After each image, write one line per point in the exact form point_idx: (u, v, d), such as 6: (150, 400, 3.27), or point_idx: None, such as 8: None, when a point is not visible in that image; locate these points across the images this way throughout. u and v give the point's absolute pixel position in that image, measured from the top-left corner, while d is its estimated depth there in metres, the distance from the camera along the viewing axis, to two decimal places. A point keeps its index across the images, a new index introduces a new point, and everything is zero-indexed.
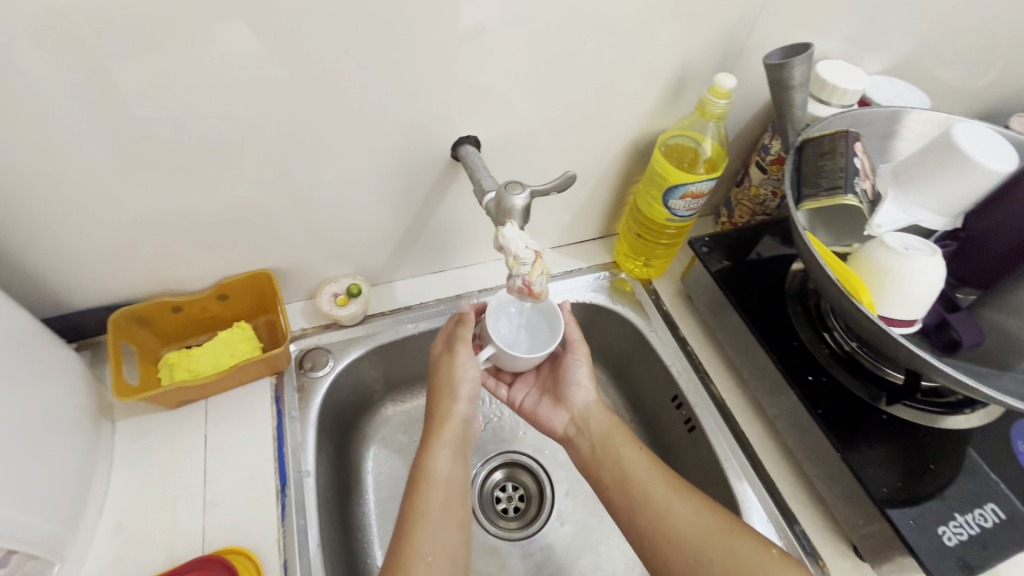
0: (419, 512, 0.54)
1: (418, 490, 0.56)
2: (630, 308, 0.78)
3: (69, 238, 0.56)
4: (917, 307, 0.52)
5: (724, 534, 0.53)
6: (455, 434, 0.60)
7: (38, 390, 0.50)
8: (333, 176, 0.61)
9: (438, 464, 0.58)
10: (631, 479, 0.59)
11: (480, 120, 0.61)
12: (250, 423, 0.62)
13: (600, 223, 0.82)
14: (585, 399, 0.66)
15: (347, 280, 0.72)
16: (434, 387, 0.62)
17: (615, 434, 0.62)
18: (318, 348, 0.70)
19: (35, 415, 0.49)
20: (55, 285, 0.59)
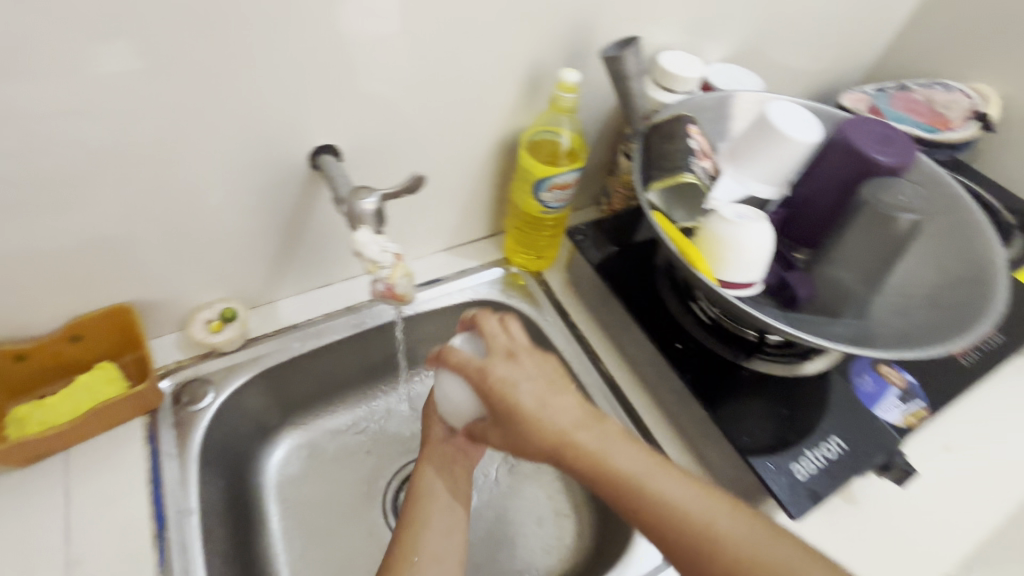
0: (413, 528, 0.59)
1: (411, 504, 0.61)
2: (522, 301, 0.80)
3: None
4: (749, 271, 0.57)
5: (755, 544, 0.44)
6: (441, 458, 0.64)
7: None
8: (186, 196, 0.58)
9: (433, 487, 0.62)
10: (638, 489, 0.47)
11: (340, 126, 0.60)
12: (120, 470, 0.58)
13: (487, 222, 0.83)
14: (562, 417, 0.50)
15: (220, 304, 0.69)
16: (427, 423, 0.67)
17: (596, 439, 0.49)
18: (197, 380, 0.66)
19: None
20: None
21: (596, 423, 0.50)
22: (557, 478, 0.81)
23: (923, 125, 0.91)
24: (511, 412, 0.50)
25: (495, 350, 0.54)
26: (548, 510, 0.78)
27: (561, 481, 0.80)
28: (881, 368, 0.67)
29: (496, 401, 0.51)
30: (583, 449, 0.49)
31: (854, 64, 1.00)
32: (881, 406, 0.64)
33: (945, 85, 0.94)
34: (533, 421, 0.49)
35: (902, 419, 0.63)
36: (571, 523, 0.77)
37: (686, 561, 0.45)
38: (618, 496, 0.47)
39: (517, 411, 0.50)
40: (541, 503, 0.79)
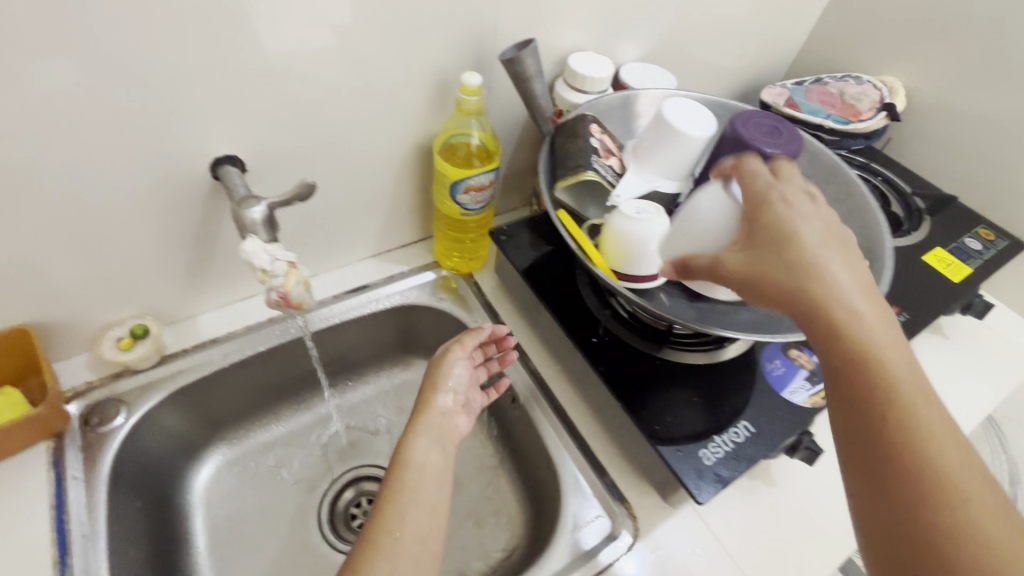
0: (400, 506, 0.51)
1: (394, 475, 0.54)
2: (451, 303, 0.81)
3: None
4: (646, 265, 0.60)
5: (924, 411, 0.39)
6: (436, 425, 0.59)
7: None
8: (81, 214, 0.56)
9: (423, 467, 0.55)
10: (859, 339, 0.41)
11: (241, 136, 0.59)
12: (21, 498, 0.56)
13: (415, 227, 0.83)
14: (835, 267, 0.43)
15: (131, 321, 0.67)
16: (423, 392, 0.63)
17: (832, 275, 0.43)
18: (109, 400, 0.64)
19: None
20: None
21: (859, 281, 0.43)
22: None
23: (835, 117, 0.95)
24: (771, 236, 0.45)
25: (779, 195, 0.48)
26: None
27: None
28: (791, 352, 0.70)
29: (756, 233, 0.47)
30: (811, 279, 0.43)
31: (775, 59, 1.03)
32: (788, 389, 0.66)
33: (857, 78, 0.98)
34: (801, 251, 0.44)
35: (809, 400, 0.65)
36: None
37: (849, 409, 0.41)
38: (834, 343, 0.42)
39: (789, 241, 0.44)
40: None
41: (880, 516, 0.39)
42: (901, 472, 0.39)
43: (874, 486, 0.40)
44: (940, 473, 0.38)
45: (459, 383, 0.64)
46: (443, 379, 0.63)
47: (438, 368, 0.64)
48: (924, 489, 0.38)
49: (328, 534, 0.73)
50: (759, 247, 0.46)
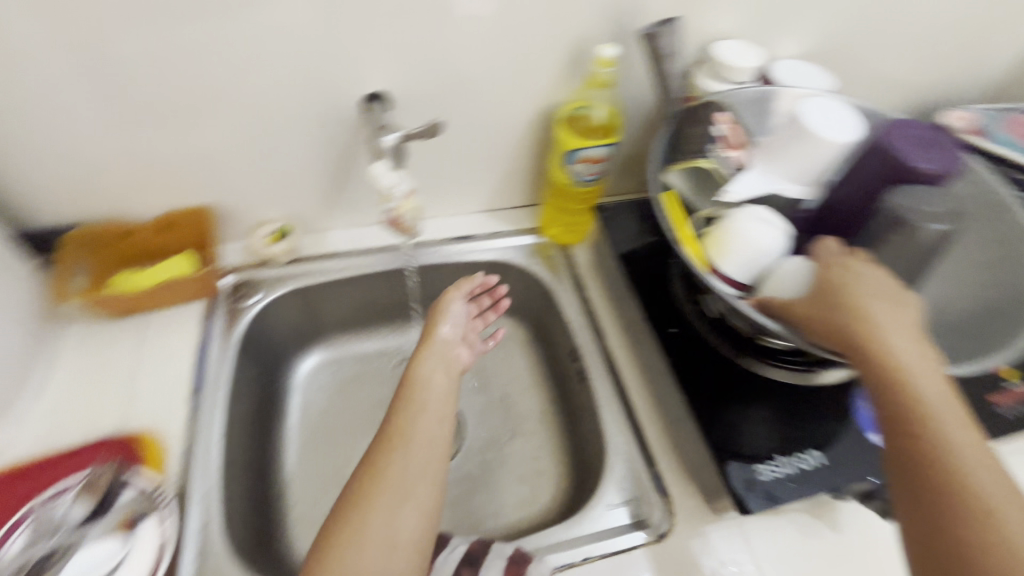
0: (405, 419, 0.57)
1: (405, 389, 0.60)
2: (543, 270, 0.84)
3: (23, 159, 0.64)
4: (746, 265, 0.58)
5: (970, 462, 0.41)
6: (439, 352, 0.64)
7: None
8: (263, 122, 0.68)
9: (423, 389, 0.60)
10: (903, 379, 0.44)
11: (394, 75, 0.67)
12: (177, 338, 0.70)
13: (526, 192, 0.87)
14: (883, 317, 0.48)
15: (279, 221, 0.79)
16: (428, 323, 0.67)
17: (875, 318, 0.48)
18: (252, 282, 0.77)
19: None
20: (11, 201, 0.67)
21: (908, 339, 0.47)
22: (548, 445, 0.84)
23: None
24: (831, 288, 0.51)
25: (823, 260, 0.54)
26: (531, 470, 0.81)
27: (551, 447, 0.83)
28: None
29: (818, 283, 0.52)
30: (862, 327, 0.47)
31: (970, 83, 0.89)
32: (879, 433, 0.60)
33: None
34: (851, 298, 0.49)
35: None
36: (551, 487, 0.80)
37: (894, 455, 0.43)
38: (880, 384, 0.45)
39: (843, 293, 0.50)
40: (526, 463, 0.82)
41: (928, 546, 0.40)
42: (936, 493, 0.40)
43: (916, 530, 0.41)
44: (987, 515, 0.39)
45: (462, 317, 0.68)
46: (448, 310, 0.68)
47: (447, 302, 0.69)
48: (969, 522, 0.39)
49: None
50: (821, 295, 0.51)
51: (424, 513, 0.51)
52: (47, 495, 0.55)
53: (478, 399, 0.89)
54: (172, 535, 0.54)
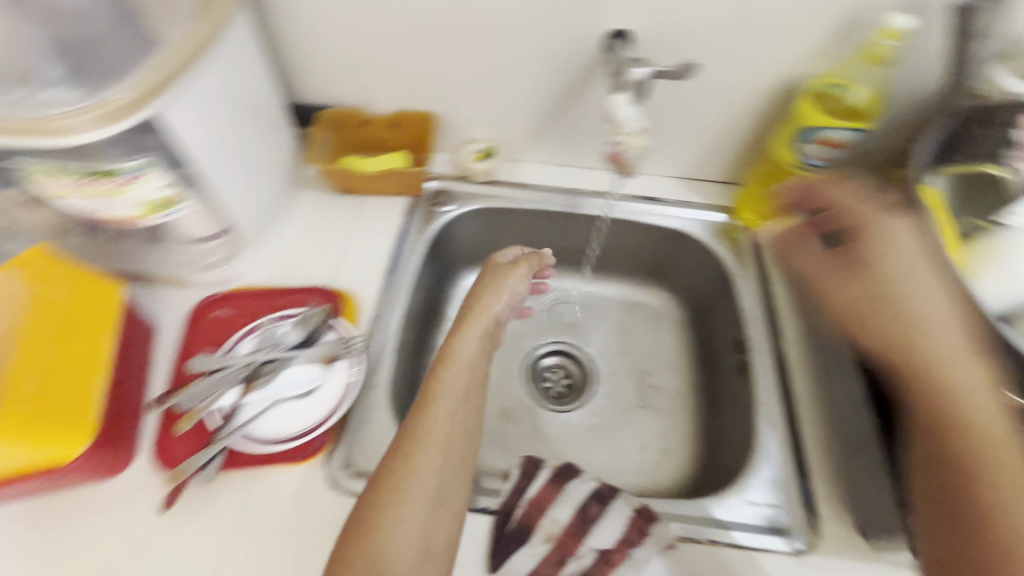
0: (424, 413, 0.53)
1: (442, 367, 0.56)
2: (726, 251, 0.80)
3: (310, 39, 0.73)
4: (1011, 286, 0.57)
5: None
6: (483, 328, 0.61)
7: (264, 126, 0.70)
8: (508, 45, 0.71)
9: (441, 379, 0.56)
10: (955, 382, 0.48)
11: (647, 17, 0.65)
12: (383, 224, 0.79)
13: (729, 167, 0.82)
14: None
15: (487, 142, 0.84)
16: (465, 305, 0.63)
17: (937, 327, 0.51)
18: (450, 192, 0.84)
19: (253, 139, 0.67)
20: (289, 75, 0.78)
21: None
22: (678, 427, 0.82)
23: None
24: None
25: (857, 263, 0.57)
26: (656, 444, 0.80)
27: (681, 430, 0.81)
28: None
29: None
30: None
31: None
32: None
33: None
34: None
35: None
36: (672, 467, 0.78)
37: None
38: None
39: None
40: (652, 436, 0.81)
41: None
42: None
43: None
44: None
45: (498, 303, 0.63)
46: (489, 293, 0.64)
47: (484, 283, 0.65)
48: None
49: (524, 377, 0.87)
50: None
51: (454, 515, 0.50)
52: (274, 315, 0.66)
53: (618, 360, 0.89)
54: (357, 379, 0.63)
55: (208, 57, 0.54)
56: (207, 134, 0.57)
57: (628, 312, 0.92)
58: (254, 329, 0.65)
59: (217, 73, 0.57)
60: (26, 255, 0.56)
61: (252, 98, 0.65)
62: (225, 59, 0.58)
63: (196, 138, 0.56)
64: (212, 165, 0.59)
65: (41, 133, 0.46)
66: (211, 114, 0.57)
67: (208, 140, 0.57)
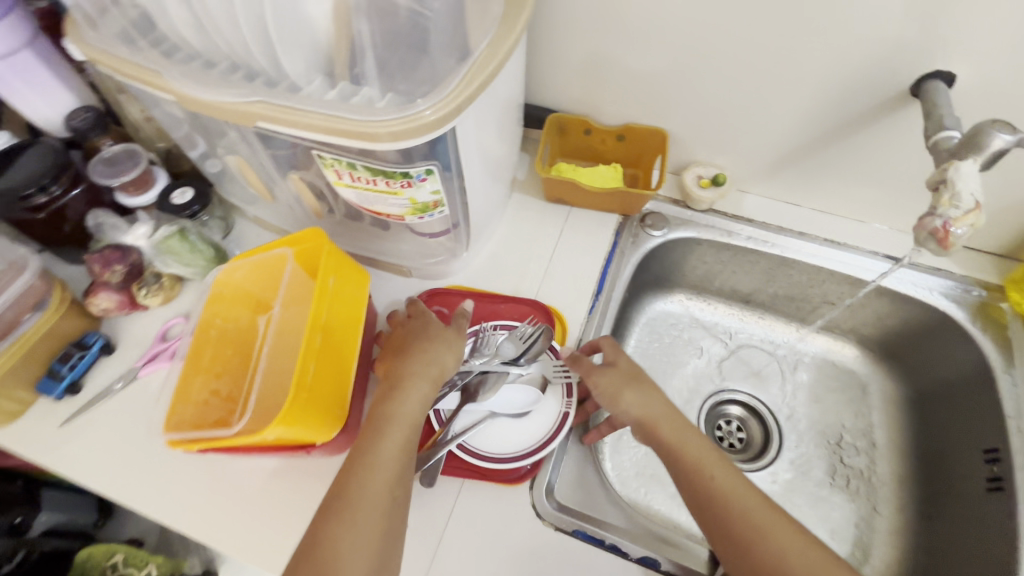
0: (361, 477, 0.49)
1: (372, 419, 0.53)
2: (988, 338, 0.68)
3: (563, 41, 0.70)
4: None
5: None
6: (414, 380, 0.55)
7: (506, 130, 0.68)
8: (784, 71, 0.63)
9: (385, 445, 0.51)
10: (718, 489, 0.52)
11: (984, 58, 0.55)
12: (593, 240, 0.76)
13: (1011, 237, 0.70)
14: None
15: (714, 168, 0.78)
16: (401, 369, 0.55)
17: (690, 445, 0.55)
18: (661, 214, 0.79)
19: (497, 142, 0.66)
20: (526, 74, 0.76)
21: None
22: (879, 518, 0.72)
23: None
24: None
25: (619, 369, 0.59)
26: (849, 533, 0.71)
27: (883, 523, 0.71)
28: None
29: None
30: None
31: None
32: None
33: None
34: None
35: None
36: (867, 564, 0.69)
37: None
38: None
39: None
40: (845, 521, 0.72)
41: None
42: None
43: None
44: None
45: (439, 364, 0.56)
46: (425, 363, 0.56)
47: (420, 342, 0.58)
48: None
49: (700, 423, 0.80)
50: None
51: None
52: (496, 324, 0.67)
53: (811, 424, 0.79)
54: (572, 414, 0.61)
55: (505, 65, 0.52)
56: (475, 137, 0.56)
57: (827, 373, 0.83)
58: (477, 337, 0.66)
59: (502, 79, 0.55)
60: (306, 236, 0.57)
61: (508, 102, 0.64)
62: (510, 66, 0.56)
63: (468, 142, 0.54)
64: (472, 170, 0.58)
65: (355, 135, 0.46)
66: (483, 120, 0.56)
67: (475, 145, 0.56)
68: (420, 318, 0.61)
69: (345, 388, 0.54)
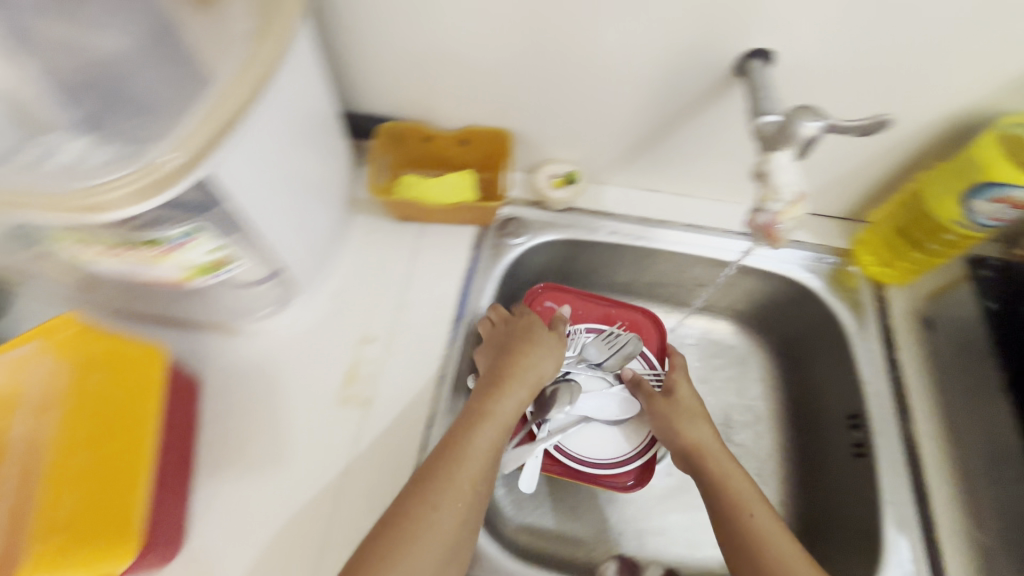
0: (456, 459, 0.53)
1: (473, 413, 0.57)
2: (843, 305, 0.69)
3: (370, 40, 0.61)
4: None
5: None
6: (518, 380, 0.60)
7: (320, 150, 0.59)
8: (615, 58, 0.59)
9: (479, 437, 0.55)
10: (729, 488, 0.59)
11: (800, 31, 0.52)
12: (450, 257, 0.70)
13: (855, 202, 0.70)
14: None
15: (568, 165, 0.73)
16: (499, 372, 0.60)
17: (734, 485, 0.59)
18: (520, 220, 0.74)
19: (308, 169, 0.56)
20: (343, 78, 0.66)
21: None
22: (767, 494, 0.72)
23: None
24: None
25: (679, 402, 0.67)
26: None
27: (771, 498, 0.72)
28: None
29: None
30: None
31: None
32: None
33: None
34: None
35: None
36: None
37: None
38: None
39: None
40: None
41: None
42: None
43: None
44: None
45: (538, 371, 0.62)
46: (523, 374, 0.61)
47: (522, 342, 0.63)
48: None
49: None
50: None
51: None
52: (583, 327, 0.75)
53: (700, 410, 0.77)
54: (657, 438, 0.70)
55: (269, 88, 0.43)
56: (256, 178, 0.46)
57: (709, 353, 0.81)
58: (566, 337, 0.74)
59: (274, 101, 0.46)
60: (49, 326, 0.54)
61: (307, 120, 0.54)
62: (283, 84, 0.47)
63: (245, 188, 0.45)
64: (265, 214, 0.49)
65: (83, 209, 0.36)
66: (264, 155, 0.46)
67: (261, 186, 0.47)
68: (521, 320, 0.65)
69: (139, 466, 0.49)
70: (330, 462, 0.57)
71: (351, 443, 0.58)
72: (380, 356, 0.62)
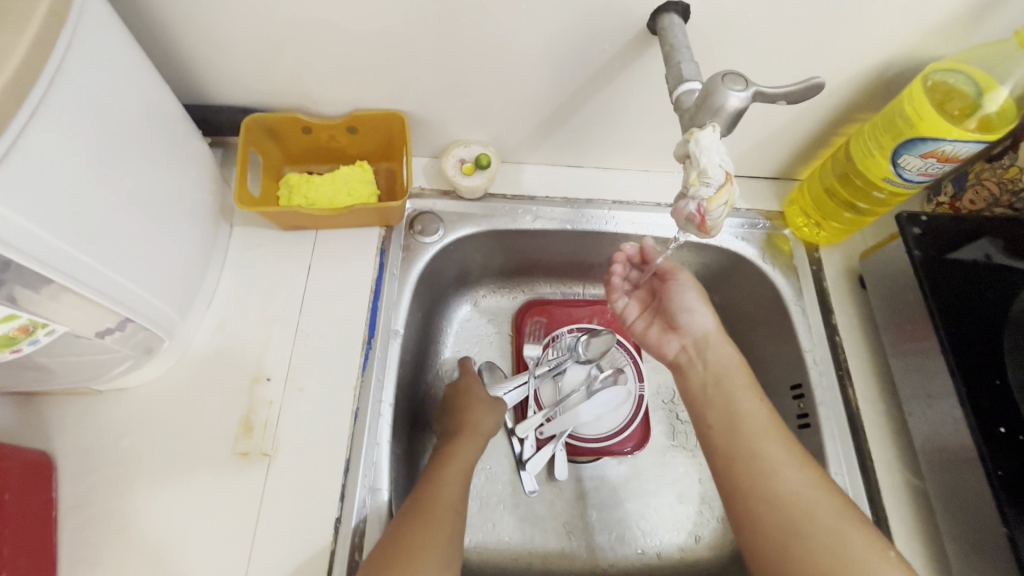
0: (434, 490, 0.51)
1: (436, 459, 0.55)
2: (779, 272, 0.66)
3: (207, 17, 0.48)
4: None
5: None
6: (471, 428, 0.58)
7: (163, 164, 0.48)
8: (508, 23, 0.50)
9: (448, 475, 0.53)
10: (742, 427, 0.51)
11: None
12: (352, 265, 0.60)
13: (783, 161, 0.66)
14: None
15: (478, 147, 0.65)
16: (460, 419, 0.60)
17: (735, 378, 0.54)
18: (431, 214, 0.65)
19: (149, 189, 0.45)
20: (188, 68, 0.54)
21: None
22: None
23: None
24: None
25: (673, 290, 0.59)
26: (694, 493, 0.69)
27: None
28: None
29: None
30: None
31: None
32: None
33: None
34: None
35: None
36: (715, 514, 0.68)
37: None
38: None
39: None
40: (690, 481, 0.70)
41: None
42: None
43: None
44: None
45: (484, 425, 0.59)
46: (480, 416, 0.60)
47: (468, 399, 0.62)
48: None
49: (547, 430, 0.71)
50: None
51: None
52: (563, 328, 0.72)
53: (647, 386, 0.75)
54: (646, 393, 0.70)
55: (11, 125, 0.33)
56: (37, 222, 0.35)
57: None
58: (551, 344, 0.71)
59: (42, 130, 0.35)
60: None
61: (125, 132, 0.43)
62: (57, 103, 0.36)
63: (12, 237, 0.33)
64: (70, 264, 0.38)
65: None
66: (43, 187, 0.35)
67: (53, 228, 0.36)
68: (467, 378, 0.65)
69: None
70: (234, 530, 0.49)
71: (253, 506, 0.50)
72: (280, 397, 0.54)
